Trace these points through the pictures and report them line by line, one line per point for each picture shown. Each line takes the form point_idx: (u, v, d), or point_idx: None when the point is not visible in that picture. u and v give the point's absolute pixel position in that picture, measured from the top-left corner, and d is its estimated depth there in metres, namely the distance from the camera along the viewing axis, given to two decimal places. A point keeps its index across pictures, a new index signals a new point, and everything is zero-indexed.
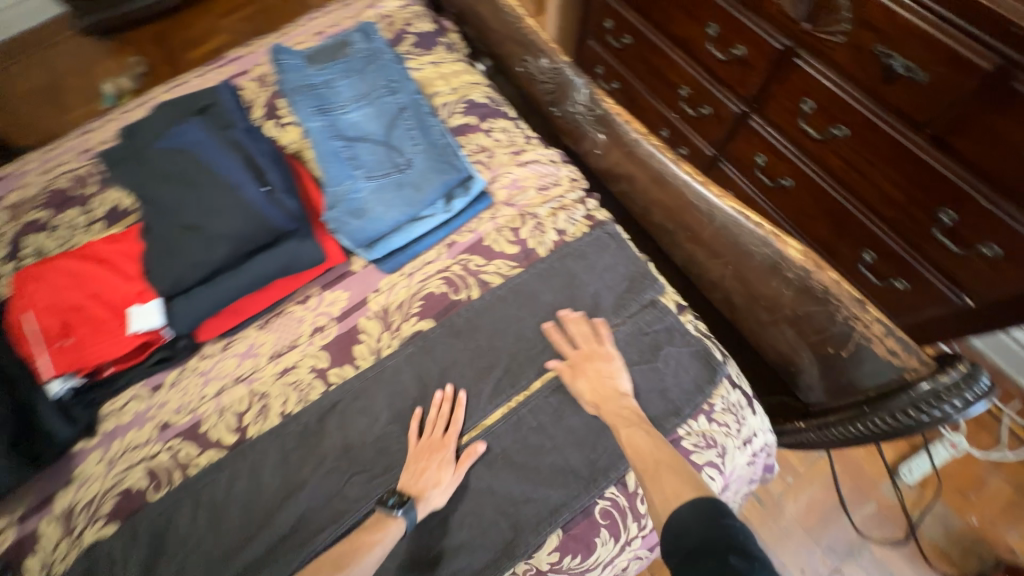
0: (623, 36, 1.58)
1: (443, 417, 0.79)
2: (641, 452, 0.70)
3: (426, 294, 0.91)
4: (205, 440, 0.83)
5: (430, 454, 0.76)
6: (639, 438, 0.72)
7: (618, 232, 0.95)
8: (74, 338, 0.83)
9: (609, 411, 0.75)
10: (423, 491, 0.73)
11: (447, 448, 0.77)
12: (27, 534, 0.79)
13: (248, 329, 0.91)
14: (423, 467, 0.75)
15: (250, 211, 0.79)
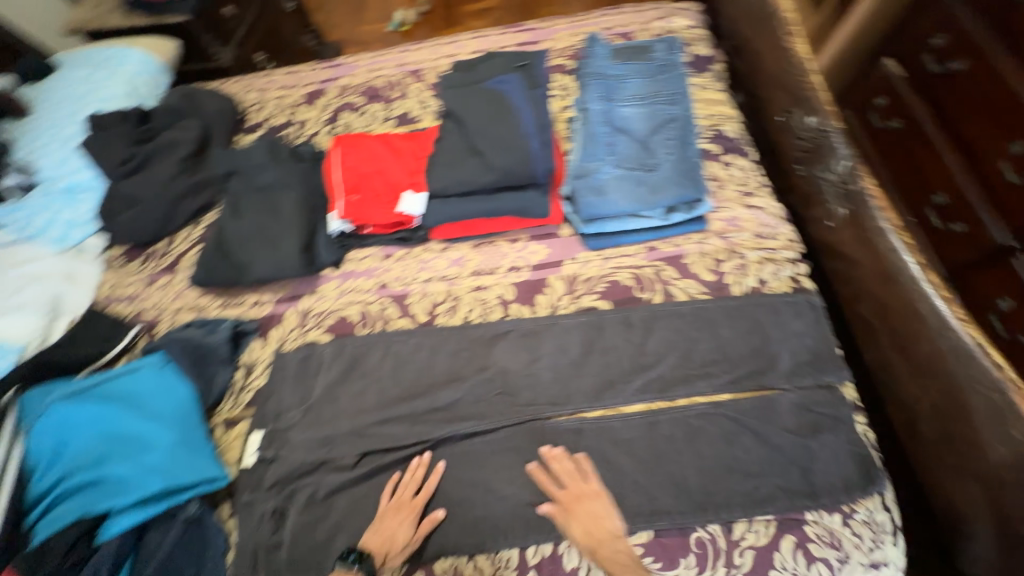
0: (893, 120, 1.24)
1: (403, 486, 0.84)
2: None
3: (613, 281, 1.01)
4: (406, 309, 1.05)
5: (395, 510, 0.82)
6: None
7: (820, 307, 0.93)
8: (360, 197, 1.09)
9: (605, 560, 0.76)
10: (385, 549, 0.79)
11: (411, 509, 0.82)
12: (278, 313, 1.09)
13: (464, 243, 1.11)
14: (387, 521, 0.81)
15: (527, 156, 0.94)
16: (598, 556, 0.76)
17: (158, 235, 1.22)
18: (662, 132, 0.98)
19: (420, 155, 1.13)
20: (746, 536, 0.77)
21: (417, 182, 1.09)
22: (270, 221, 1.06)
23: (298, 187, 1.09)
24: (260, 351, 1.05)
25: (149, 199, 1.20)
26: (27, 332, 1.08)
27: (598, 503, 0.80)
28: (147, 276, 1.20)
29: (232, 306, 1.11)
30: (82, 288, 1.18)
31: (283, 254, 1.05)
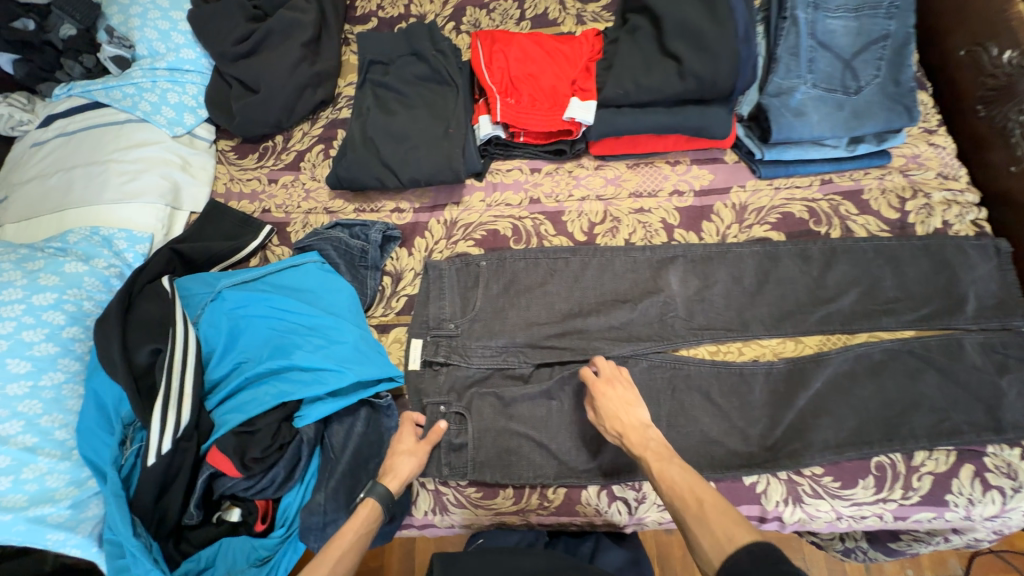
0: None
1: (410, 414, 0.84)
2: (676, 488, 0.64)
3: (785, 212, 0.97)
4: (562, 228, 1.01)
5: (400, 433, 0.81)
6: (672, 470, 0.66)
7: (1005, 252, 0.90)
8: (515, 101, 1.00)
9: (635, 443, 0.71)
10: (396, 473, 0.77)
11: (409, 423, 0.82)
12: (420, 223, 1.04)
13: (621, 163, 1.04)
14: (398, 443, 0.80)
15: (733, 66, 0.86)
16: (631, 442, 0.72)
17: (275, 129, 1.12)
18: (871, 52, 0.90)
19: (583, 58, 1.01)
20: (926, 463, 0.80)
21: (583, 88, 0.97)
22: (425, 121, 0.98)
23: (450, 84, 0.99)
24: (406, 260, 1.01)
25: (270, 87, 1.09)
26: (153, 220, 1.01)
27: (617, 391, 0.78)
28: (267, 174, 1.12)
29: (369, 212, 1.05)
30: (199, 179, 1.09)
31: (437, 156, 0.96)
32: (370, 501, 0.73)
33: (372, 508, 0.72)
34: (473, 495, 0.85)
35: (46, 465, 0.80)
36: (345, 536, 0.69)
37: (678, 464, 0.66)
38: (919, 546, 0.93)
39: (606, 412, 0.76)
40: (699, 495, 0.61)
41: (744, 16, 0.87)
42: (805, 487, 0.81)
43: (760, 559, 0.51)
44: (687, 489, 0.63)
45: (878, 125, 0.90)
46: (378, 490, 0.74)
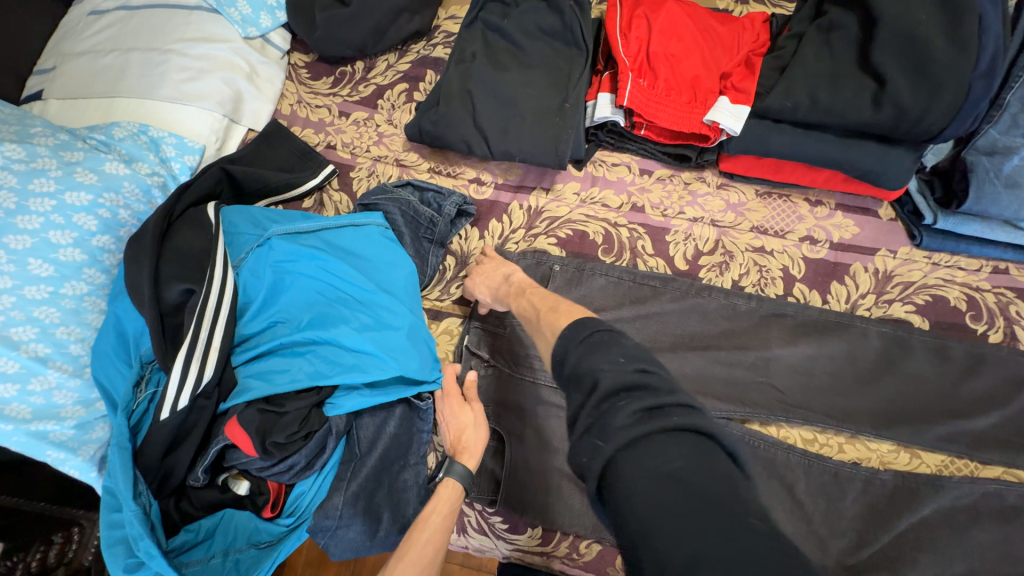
0: None
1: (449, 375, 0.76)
2: (529, 314, 0.67)
3: (938, 296, 0.80)
4: (662, 248, 0.85)
5: (449, 403, 0.74)
6: (526, 300, 0.69)
7: None
8: (649, 84, 0.82)
9: (508, 297, 0.74)
10: (467, 448, 0.72)
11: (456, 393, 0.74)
12: (499, 202, 0.90)
13: (750, 187, 0.87)
14: (451, 416, 0.73)
15: (953, 107, 0.67)
16: (504, 299, 0.74)
17: (358, 54, 0.97)
18: None
19: (743, 49, 0.82)
20: None
21: (738, 88, 0.79)
22: (538, 85, 0.81)
23: (577, 46, 0.82)
24: (475, 242, 0.88)
25: (363, 2, 0.92)
26: (207, 130, 0.89)
27: (502, 264, 0.79)
28: (338, 104, 0.97)
29: (444, 175, 0.91)
30: (264, 94, 0.96)
31: (542, 130, 0.81)
32: (452, 480, 0.69)
33: (454, 489, 0.69)
34: (498, 525, 0.76)
35: (55, 380, 0.71)
36: (436, 515, 0.67)
37: (528, 292, 0.70)
38: None
39: (484, 289, 0.78)
40: (543, 308, 0.65)
41: (995, 42, 0.65)
42: None
43: (578, 337, 0.52)
44: (531, 314, 0.66)
45: None
46: (457, 469, 0.69)
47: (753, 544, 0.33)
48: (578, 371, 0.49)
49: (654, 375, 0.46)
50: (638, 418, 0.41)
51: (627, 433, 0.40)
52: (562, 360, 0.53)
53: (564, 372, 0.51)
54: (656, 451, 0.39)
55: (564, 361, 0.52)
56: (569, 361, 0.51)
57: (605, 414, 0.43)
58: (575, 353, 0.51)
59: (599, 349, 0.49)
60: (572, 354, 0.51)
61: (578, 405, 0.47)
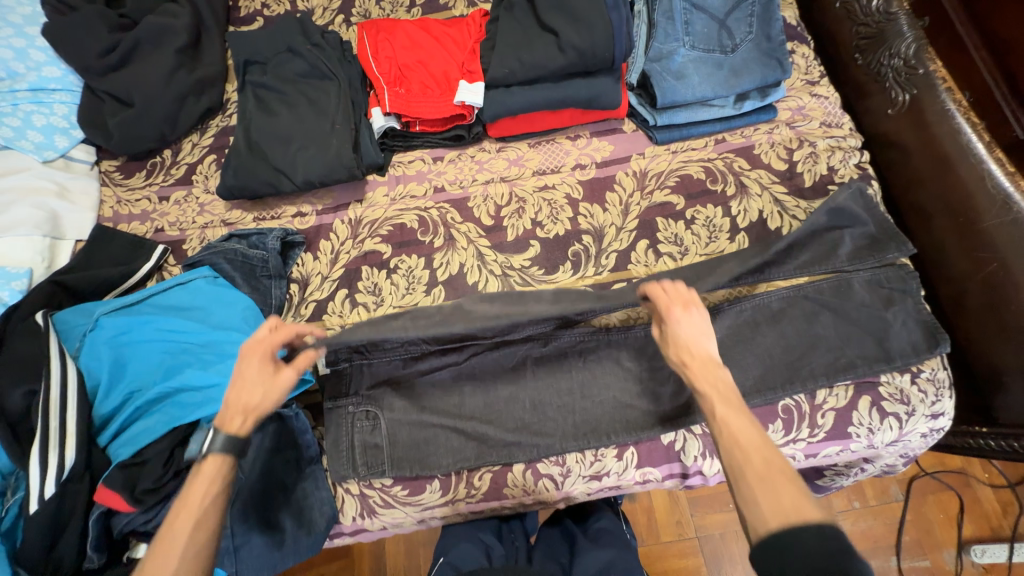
0: None
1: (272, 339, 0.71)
2: (737, 436, 0.60)
3: (684, 174, 0.98)
4: (469, 214, 0.99)
5: (248, 365, 0.69)
6: (743, 425, 0.61)
7: (867, 193, 0.91)
8: (405, 89, 0.97)
9: (701, 377, 0.65)
10: (246, 408, 0.67)
11: (265, 354, 0.70)
12: (324, 225, 1.01)
13: (522, 143, 1.04)
14: (246, 374, 0.68)
15: (610, 35, 0.88)
16: (696, 373, 0.65)
17: (160, 143, 1.06)
18: (742, 10, 0.93)
19: (469, 39, 0.99)
20: (828, 399, 0.83)
21: (471, 70, 0.96)
22: (313, 120, 0.94)
23: (335, 78, 0.96)
24: (312, 265, 0.98)
25: (146, 99, 1.02)
26: (30, 255, 0.94)
27: (692, 319, 0.69)
28: (157, 191, 1.05)
29: (269, 219, 1.01)
30: (81, 205, 1.02)
31: (328, 152, 0.93)
32: (214, 455, 0.64)
33: (217, 464, 0.63)
34: (400, 493, 0.83)
35: None
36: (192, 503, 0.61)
37: (727, 406, 0.62)
38: (839, 477, 0.97)
39: (676, 344, 0.68)
40: (766, 457, 0.58)
41: None
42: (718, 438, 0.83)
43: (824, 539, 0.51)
44: (754, 448, 0.59)
45: (755, 80, 0.92)
46: (222, 440, 0.65)
47: None
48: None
49: None
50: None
51: None
52: (786, 548, 0.52)
53: (805, 551, 0.51)
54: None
55: (799, 549, 0.51)
56: (806, 554, 0.51)
57: None
58: (815, 553, 0.50)
59: (851, 565, 0.49)
60: (820, 552, 0.50)
61: None
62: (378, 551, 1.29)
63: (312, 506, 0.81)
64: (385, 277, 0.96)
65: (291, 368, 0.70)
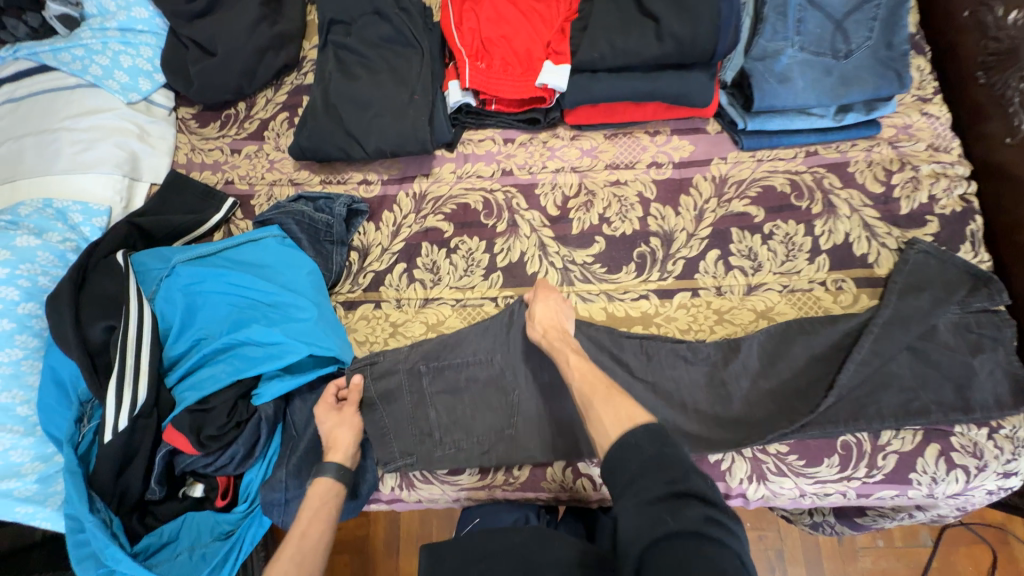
0: None
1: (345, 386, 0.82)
2: (586, 375, 0.74)
3: (766, 185, 0.93)
4: (535, 201, 0.97)
5: (328, 409, 0.80)
6: (586, 365, 0.76)
7: (932, 248, 0.85)
8: (486, 65, 0.94)
9: (556, 338, 0.80)
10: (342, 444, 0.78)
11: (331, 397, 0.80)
12: (388, 196, 1.01)
13: (597, 133, 1.00)
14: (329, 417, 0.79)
15: (712, 28, 0.82)
16: (550, 337, 0.80)
17: (236, 96, 1.06)
18: (864, 12, 0.84)
19: (558, 18, 0.94)
20: (892, 441, 0.80)
21: (557, 51, 0.91)
22: (391, 87, 0.92)
23: (416, 47, 0.94)
24: (373, 235, 0.98)
25: (227, 49, 1.02)
26: (110, 193, 0.97)
27: (551, 300, 0.85)
28: (229, 143, 1.07)
29: (335, 184, 1.01)
30: (158, 149, 1.04)
31: (401, 123, 0.92)
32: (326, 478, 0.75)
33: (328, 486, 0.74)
34: (440, 471, 0.85)
35: (9, 440, 0.76)
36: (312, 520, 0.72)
37: (578, 356, 0.78)
38: (882, 519, 0.94)
39: (534, 317, 0.83)
40: (602, 388, 0.72)
41: None
42: (769, 465, 0.81)
43: (656, 437, 0.63)
44: (595, 380, 0.73)
45: (866, 92, 0.84)
46: (333, 467, 0.75)
47: None
48: (642, 467, 0.60)
49: (717, 524, 0.54)
50: (704, 524, 0.53)
51: (695, 524, 0.53)
52: (624, 456, 0.62)
53: (631, 444, 0.62)
54: (699, 553, 0.51)
55: (631, 453, 0.62)
56: (639, 453, 0.61)
57: (677, 505, 0.55)
58: (646, 450, 0.61)
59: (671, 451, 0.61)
60: (647, 442, 0.62)
61: (644, 486, 0.58)
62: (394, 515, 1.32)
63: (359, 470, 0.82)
64: (444, 256, 0.96)
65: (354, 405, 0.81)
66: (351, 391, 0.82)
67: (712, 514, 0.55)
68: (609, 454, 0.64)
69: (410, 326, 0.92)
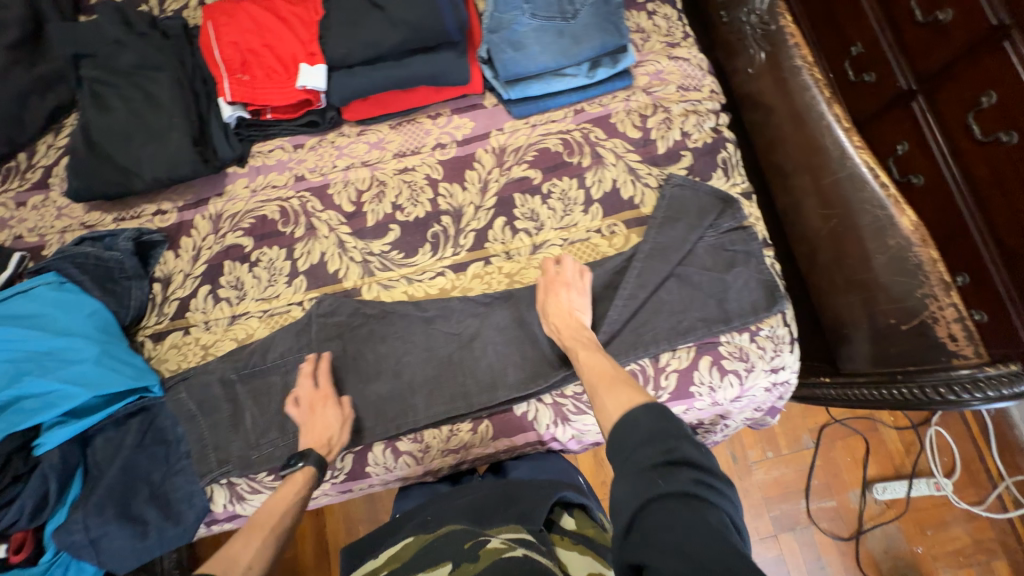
0: None
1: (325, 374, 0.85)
2: (595, 368, 0.73)
3: (542, 148, 0.98)
4: (329, 201, 0.99)
5: (322, 407, 0.83)
6: (595, 358, 0.75)
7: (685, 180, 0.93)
8: (249, 76, 0.95)
9: (570, 338, 0.80)
10: (328, 439, 0.81)
11: (328, 397, 0.83)
12: (185, 222, 1.00)
13: (382, 125, 1.02)
14: (318, 415, 0.82)
15: (432, 8, 0.86)
16: (565, 334, 0.81)
17: (11, 147, 1.03)
18: None
19: (311, 21, 0.97)
20: (671, 361, 0.87)
21: (311, 52, 0.94)
22: (150, 112, 0.91)
23: (175, 71, 0.94)
24: (174, 263, 0.98)
25: None
26: None
27: (568, 296, 0.84)
28: (13, 197, 1.03)
29: (129, 219, 1.00)
30: None
31: (164, 148, 0.91)
32: (307, 468, 0.78)
33: (308, 475, 0.78)
34: (265, 479, 0.85)
35: None
36: (278, 509, 0.75)
37: (587, 351, 0.77)
38: (710, 434, 1.02)
39: (550, 310, 0.83)
40: (609, 375, 0.70)
41: None
42: (568, 406, 0.87)
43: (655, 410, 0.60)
44: (602, 373, 0.72)
45: (594, 46, 0.92)
46: (314, 458, 0.78)
47: (731, 549, 0.45)
48: (637, 442, 0.57)
49: (710, 487, 0.51)
50: (696, 486, 0.51)
51: (686, 488, 0.50)
52: (622, 432, 0.59)
53: (628, 419, 0.59)
54: (689, 513, 0.48)
55: (626, 428, 0.59)
56: (635, 429, 0.58)
57: (669, 470, 0.52)
58: (642, 425, 0.58)
59: (667, 424, 0.57)
60: (645, 416, 0.58)
61: (640, 454, 0.55)
62: (315, 523, 1.33)
63: (174, 496, 0.82)
64: (247, 271, 0.96)
65: (348, 408, 0.84)
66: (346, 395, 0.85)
67: (703, 478, 0.52)
68: (612, 430, 0.61)
69: (220, 345, 0.92)
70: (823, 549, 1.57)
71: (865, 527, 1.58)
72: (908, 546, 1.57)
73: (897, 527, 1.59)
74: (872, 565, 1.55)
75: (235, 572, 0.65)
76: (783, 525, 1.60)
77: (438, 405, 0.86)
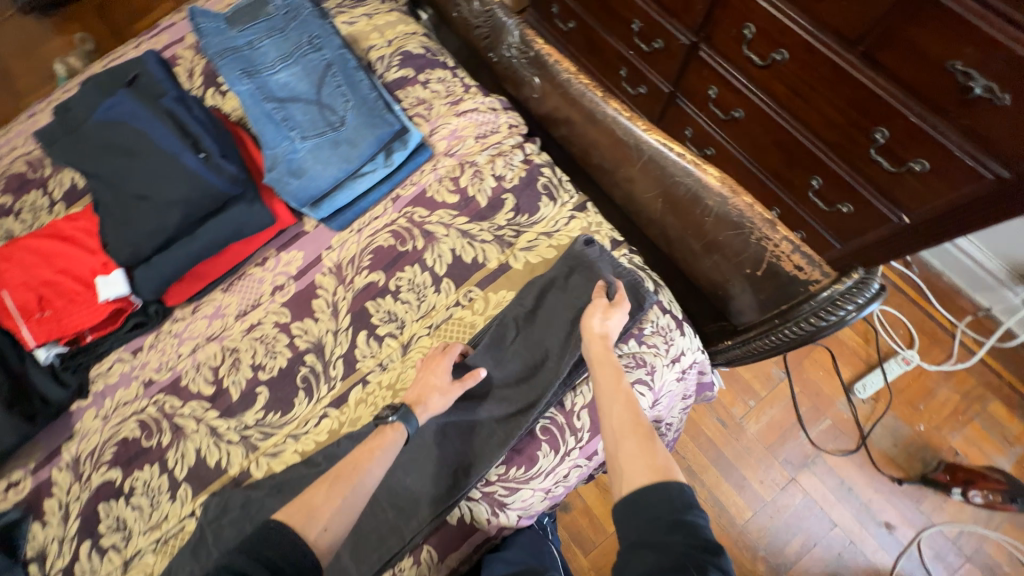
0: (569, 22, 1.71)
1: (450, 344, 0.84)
2: (625, 422, 0.72)
3: (375, 248, 0.96)
4: (186, 393, 0.92)
5: (433, 368, 0.82)
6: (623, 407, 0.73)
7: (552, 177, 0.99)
8: (51, 311, 0.90)
9: (602, 371, 0.76)
10: (423, 401, 0.80)
11: (444, 362, 0.82)
12: (43, 482, 0.90)
13: (214, 292, 0.98)
14: (425, 375, 0.82)
15: (191, 178, 0.83)
16: (600, 363, 0.77)
17: None
18: (330, 84, 0.94)
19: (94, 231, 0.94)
20: (576, 400, 0.84)
21: (104, 263, 0.91)
22: None
23: None
24: (43, 534, 0.87)
25: None
26: None
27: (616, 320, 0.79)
28: None
29: None
30: None
31: None
32: (396, 424, 0.78)
33: (396, 433, 0.78)
34: None
35: None
36: (362, 459, 0.75)
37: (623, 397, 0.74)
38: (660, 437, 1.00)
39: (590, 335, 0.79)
40: (638, 430, 0.70)
41: (176, 131, 0.86)
42: (498, 491, 0.81)
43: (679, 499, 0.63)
44: (630, 427, 0.71)
45: (371, 143, 0.93)
46: (403, 413, 0.78)
47: None
48: (661, 525, 0.61)
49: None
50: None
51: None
52: (644, 507, 0.63)
53: (647, 498, 0.63)
54: None
55: (648, 503, 0.63)
56: (656, 510, 0.62)
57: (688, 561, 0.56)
58: (662, 508, 0.62)
59: (691, 517, 0.61)
60: (664, 503, 0.62)
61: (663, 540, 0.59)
62: None
63: None
64: (125, 505, 0.87)
65: (461, 384, 0.81)
66: (469, 376, 0.81)
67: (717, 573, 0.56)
68: (631, 499, 0.64)
69: None
70: (842, 471, 1.48)
71: (866, 431, 1.52)
72: (911, 429, 1.52)
73: (899, 417, 1.54)
74: (891, 465, 1.48)
75: (312, 530, 0.69)
76: (796, 465, 1.50)
77: (367, 558, 0.77)
